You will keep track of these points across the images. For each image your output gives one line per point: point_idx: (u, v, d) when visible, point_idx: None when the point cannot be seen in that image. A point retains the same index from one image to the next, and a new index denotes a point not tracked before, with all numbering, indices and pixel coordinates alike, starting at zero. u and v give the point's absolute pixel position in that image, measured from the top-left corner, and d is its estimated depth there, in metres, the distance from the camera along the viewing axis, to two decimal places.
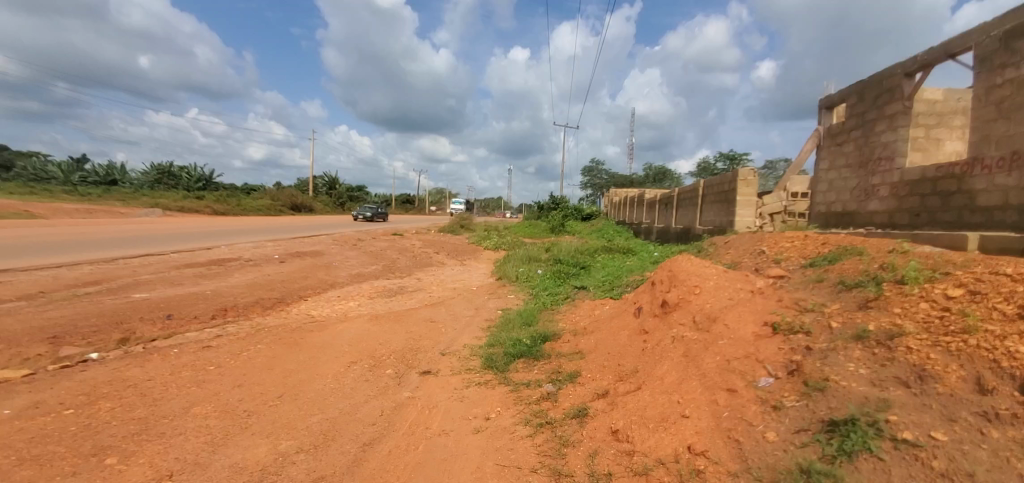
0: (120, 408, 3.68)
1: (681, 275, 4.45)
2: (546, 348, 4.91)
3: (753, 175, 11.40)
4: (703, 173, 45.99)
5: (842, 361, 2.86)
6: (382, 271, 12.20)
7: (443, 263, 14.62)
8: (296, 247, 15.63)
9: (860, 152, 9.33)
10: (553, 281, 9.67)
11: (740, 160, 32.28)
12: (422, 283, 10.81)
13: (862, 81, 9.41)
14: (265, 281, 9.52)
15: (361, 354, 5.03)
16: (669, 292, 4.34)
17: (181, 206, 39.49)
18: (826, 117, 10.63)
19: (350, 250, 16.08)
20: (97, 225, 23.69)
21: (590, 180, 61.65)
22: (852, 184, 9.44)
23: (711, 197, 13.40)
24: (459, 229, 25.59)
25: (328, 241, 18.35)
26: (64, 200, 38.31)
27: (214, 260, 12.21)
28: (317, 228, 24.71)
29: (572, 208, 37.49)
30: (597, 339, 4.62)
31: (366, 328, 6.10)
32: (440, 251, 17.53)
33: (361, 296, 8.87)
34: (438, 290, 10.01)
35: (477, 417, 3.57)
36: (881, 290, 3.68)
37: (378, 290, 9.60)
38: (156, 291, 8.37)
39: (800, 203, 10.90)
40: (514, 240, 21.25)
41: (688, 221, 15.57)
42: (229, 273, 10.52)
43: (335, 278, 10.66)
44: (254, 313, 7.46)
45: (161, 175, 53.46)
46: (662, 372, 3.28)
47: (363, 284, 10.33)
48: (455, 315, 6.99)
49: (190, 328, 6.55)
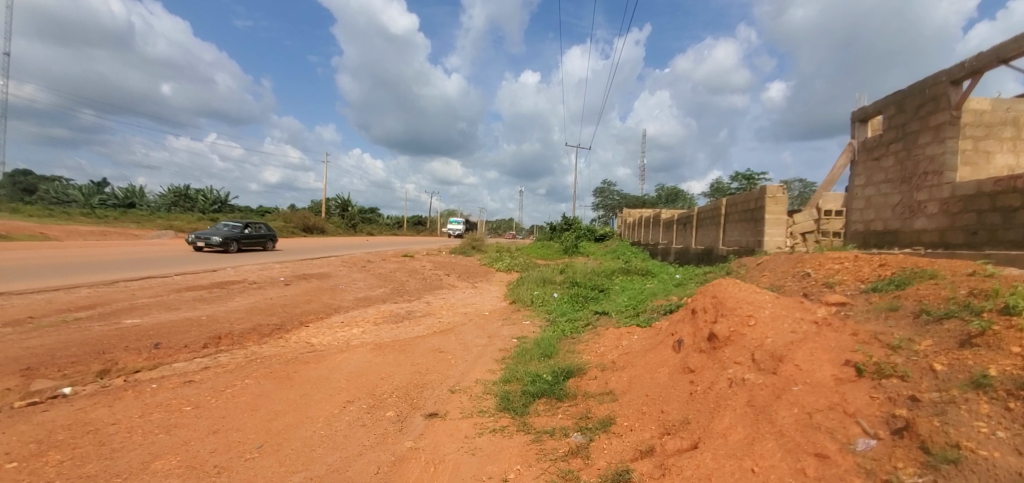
0: (70, 462, 3.10)
1: (729, 303, 3.80)
2: (570, 385, 4.26)
3: (782, 192, 10.64)
4: (715, 194, 45.40)
5: (966, 419, 2.19)
6: (390, 295, 11.62)
7: (454, 286, 14.03)
8: (303, 269, 15.17)
9: (902, 166, 8.64)
10: (571, 305, 9.05)
11: (757, 180, 31.50)
12: (431, 307, 10.21)
13: (902, 90, 8.79)
14: (266, 305, 9.00)
15: (360, 392, 4.42)
16: (716, 323, 3.69)
17: (195, 228, 39.67)
18: (861, 130, 9.97)
19: (359, 272, 15.61)
20: (112, 247, 23.75)
21: (602, 201, 61.08)
22: (894, 201, 8.75)
23: (735, 216, 12.69)
24: (470, 251, 25.18)
25: (338, 262, 17.96)
26: (82, 222, 38.80)
27: (217, 283, 11.78)
28: (329, 250, 24.50)
29: (584, 229, 36.85)
30: (630, 376, 3.97)
31: (367, 360, 5.50)
32: (451, 273, 17.00)
33: (366, 322, 8.29)
34: (448, 315, 9.39)
35: (493, 478, 2.94)
36: (985, 322, 3.01)
37: (384, 316, 9.00)
38: (150, 316, 7.89)
39: (835, 221, 10.16)
40: (528, 262, 20.70)
41: (709, 241, 14.87)
42: (231, 296, 10.04)
43: (340, 302, 10.11)
44: (250, 341, 6.91)
45: (178, 198, 54.11)
46: (724, 426, 2.64)
47: (369, 308, 9.77)
48: (466, 345, 6.39)
49: (178, 359, 6.01)
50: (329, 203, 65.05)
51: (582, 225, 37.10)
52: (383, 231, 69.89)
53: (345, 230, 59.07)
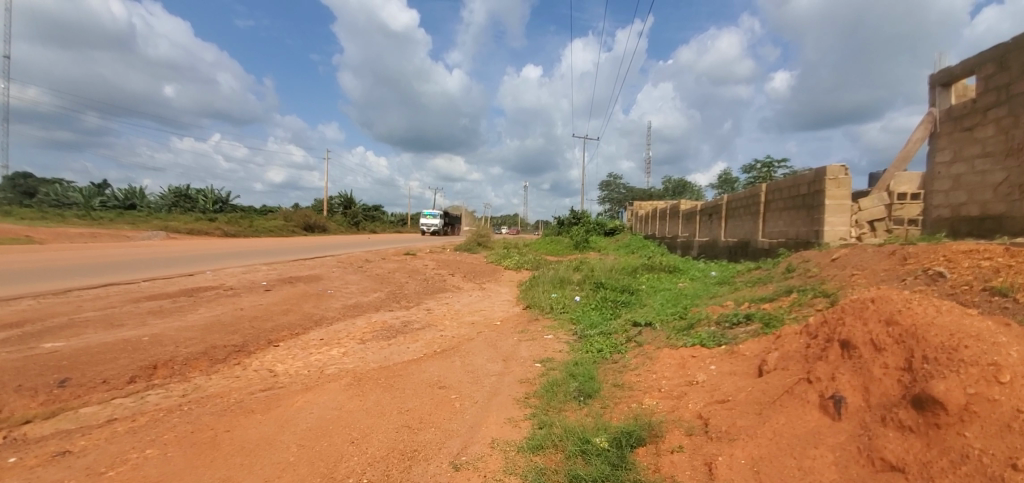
0: None
1: (931, 337, 2.27)
2: (644, 466, 2.65)
3: (845, 174, 8.95)
4: (725, 185, 43.86)
5: None
6: (384, 301, 10.03)
7: (458, 289, 12.43)
8: (290, 272, 13.62)
9: (1006, 137, 7.00)
10: (600, 313, 7.48)
11: (775, 168, 29.74)
12: (431, 316, 8.60)
13: (1006, 43, 7.13)
14: (233, 319, 7.45)
15: (312, 473, 2.88)
16: (920, 375, 2.18)
17: (191, 228, 38.35)
18: (943, 97, 8.48)
19: (353, 274, 14.05)
20: (98, 250, 22.37)
21: (609, 194, 59.34)
22: (996, 179, 7.11)
23: (779, 203, 11.02)
24: (476, 247, 23.64)
25: (332, 263, 16.48)
26: (75, 224, 37.45)
27: (186, 289, 10.23)
28: (327, 249, 23.02)
29: (593, 223, 35.09)
30: (752, 456, 2.37)
31: (337, 405, 3.92)
32: (456, 273, 15.43)
33: (350, 340, 6.70)
34: (452, 326, 7.80)
35: None
36: None
37: (374, 329, 7.40)
38: (81, 336, 6.35)
39: (911, 206, 8.51)
40: (538, 259, 19.14)
41: (744, 233, 13.22)
42: (195, 308, 8.48)
43: (325, 311, 8.56)
44: (195, 372, 5.35)
45: (177, 198, 52.96)
46: None
47: (358, 319, 8.20)
48: (475, 374, 4.83)
49: (89, 401, 4.49)
50: (330, 201, 63.46)
51: (590, 219, 35.37)
52: (386, 229, 68.42)
53: (346, 228, 57.66)
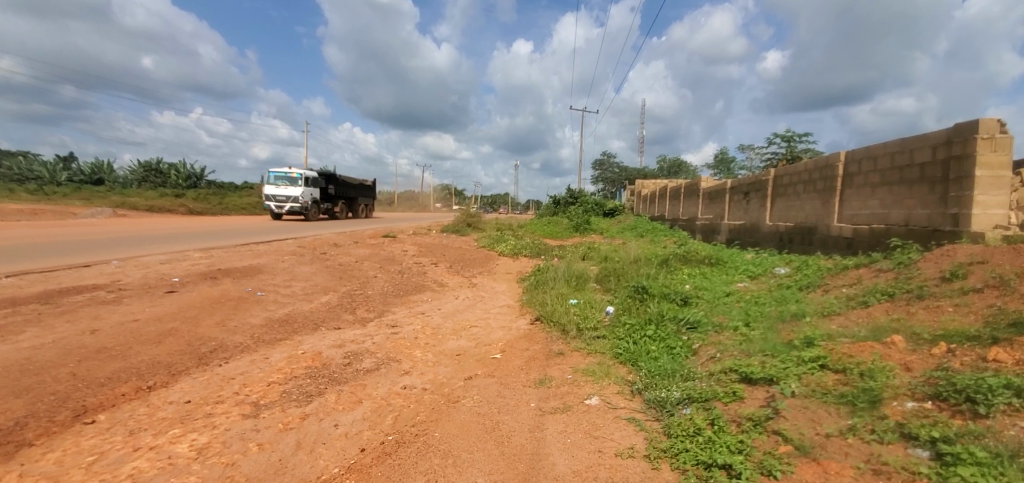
0: None
1: None
2: None
3: (1005, 129, 6.03)
4: (725, 164, 41.26)
5: None
6: (333, 310, 6.97)
7: (441, 287, 9.45)
8: (223, 263, 10.48)
9: None
10: (664, 347, 4.60)
11: (796, 142, 26.81)
12: (395, 341, 5.59)
13: None
14: (56, 357, 4.50)
15: None
16: None
17: (151, 205, 34.70)
18: None
19: (308, 265, 10.96)
20: (34, 229, 19.29)
21: (601, 175, 56.54)
22: None
23: (870, 176, 8.24)
24: (465, 228, 20.67)
25: (290, 249, 13.38)
26: (21, 199, 33.73)
27: (46, 294, 7.09)
28: (294, 231, 19.86)
29: (592, 203, 32.26)
30: None
31: None
32: (440, 262, 12.51)
33: (234, 406, 3.71)
34: (424, 364, 4.83)
35: None
36: None
37: (293, 373, 4.39)
38: None
39: None
40: (537, 244, 16.22)
41: (803, 215, 10.45)
42: (24, 328, 5.44)
43: (231, 332, 5.59)
44: None
45: (146, 173, 48.93)
46: None
47: (278, 346, 5.23)
48: None
49: None
50: None
51: (589, 199, 32.61)
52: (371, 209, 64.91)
53: None
